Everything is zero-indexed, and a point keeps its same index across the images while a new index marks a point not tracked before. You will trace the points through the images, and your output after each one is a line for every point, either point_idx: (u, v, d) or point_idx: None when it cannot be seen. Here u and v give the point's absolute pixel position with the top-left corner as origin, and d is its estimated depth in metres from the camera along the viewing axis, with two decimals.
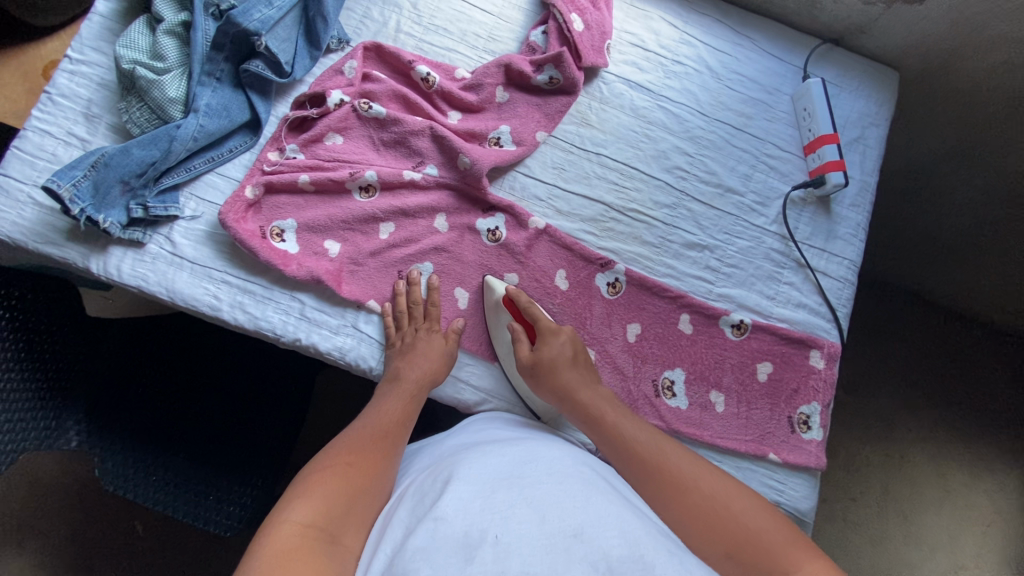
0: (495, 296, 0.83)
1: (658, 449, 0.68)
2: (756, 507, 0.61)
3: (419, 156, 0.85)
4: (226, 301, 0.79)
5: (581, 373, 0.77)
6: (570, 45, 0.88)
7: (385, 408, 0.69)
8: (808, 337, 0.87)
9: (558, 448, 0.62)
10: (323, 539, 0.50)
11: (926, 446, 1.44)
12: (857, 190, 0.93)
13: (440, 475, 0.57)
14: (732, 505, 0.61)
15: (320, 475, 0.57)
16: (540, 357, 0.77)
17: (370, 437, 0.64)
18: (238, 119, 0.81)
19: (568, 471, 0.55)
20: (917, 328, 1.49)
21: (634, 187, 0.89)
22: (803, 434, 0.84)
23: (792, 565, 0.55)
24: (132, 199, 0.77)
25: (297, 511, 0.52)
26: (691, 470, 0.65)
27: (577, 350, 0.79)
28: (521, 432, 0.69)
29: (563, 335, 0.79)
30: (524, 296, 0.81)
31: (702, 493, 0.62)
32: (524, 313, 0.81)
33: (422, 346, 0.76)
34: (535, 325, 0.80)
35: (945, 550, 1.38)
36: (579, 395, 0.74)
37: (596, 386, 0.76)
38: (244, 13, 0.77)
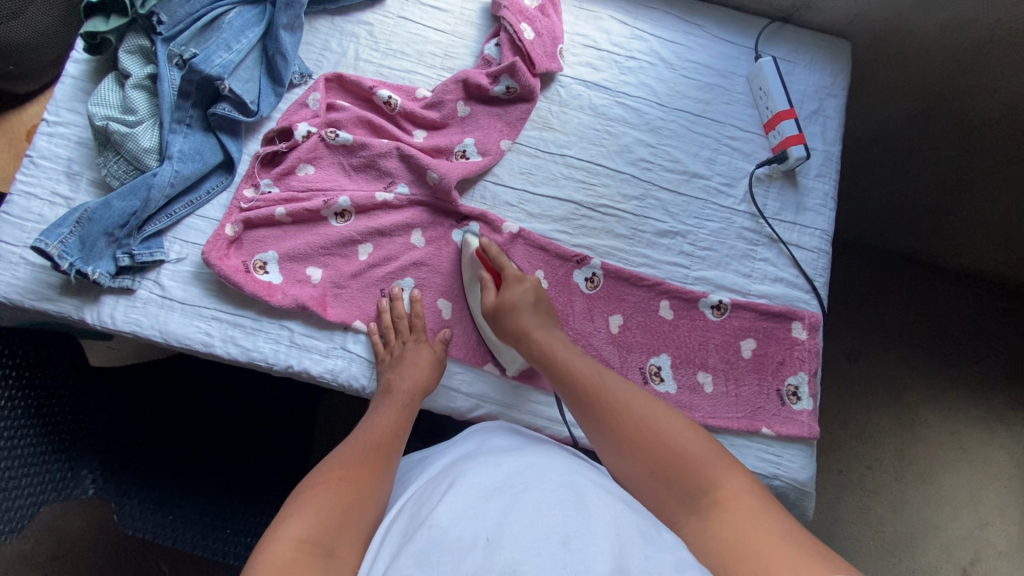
0: (471, 247, 0.85)
1: (600, 380, 0.70)
2: (689, 436, 0.63)
3: (389, 176, 0.88)
4: (218, 336, 0.82)
5: (537, 319, 0.79)
6: (524, 54, 0.91)
7: (377, 421, 0.71)
8: (788, 310, 0.88)
9: (556, 457, 0.63)
10: (318, 552, 0.51)
11: (933, 406, 1.44)
12: (821, 160, 0.95)
13: (438, 486, 0.58)
14: (664, 436, 0.63)
15: (312, 492, 0.58)
16: (502, 300, 0.79)
17: (363, 451, 0.65)
18: (212, 160, 0.84)
19: (564, 481, 0.55)
20: (911, 288, 1.49)
21: (601, 183, 0.92)
22: (794, 405, 0.85)
23: (706, 480, 0.58)
24: (118, 249, 0.80)
25: (292, 528, 0.53)
26: (628, 399, 0.68)
27: (539, 299, 0.81)
28: (522, 442, 0.70)
29: (526, 282, 0.81)
30: (493, 247, 0.84)
31: (636, 428, 0.64)
32: (491, 261, 0.84)
33: (411, 357, 0.79)
34: (502, 272, 0.83)
35: (965, 507, 1.38)
36: (534, 336, 0.77)
37: (553, 329, 0.79)
38: (205, 60, 0.81)
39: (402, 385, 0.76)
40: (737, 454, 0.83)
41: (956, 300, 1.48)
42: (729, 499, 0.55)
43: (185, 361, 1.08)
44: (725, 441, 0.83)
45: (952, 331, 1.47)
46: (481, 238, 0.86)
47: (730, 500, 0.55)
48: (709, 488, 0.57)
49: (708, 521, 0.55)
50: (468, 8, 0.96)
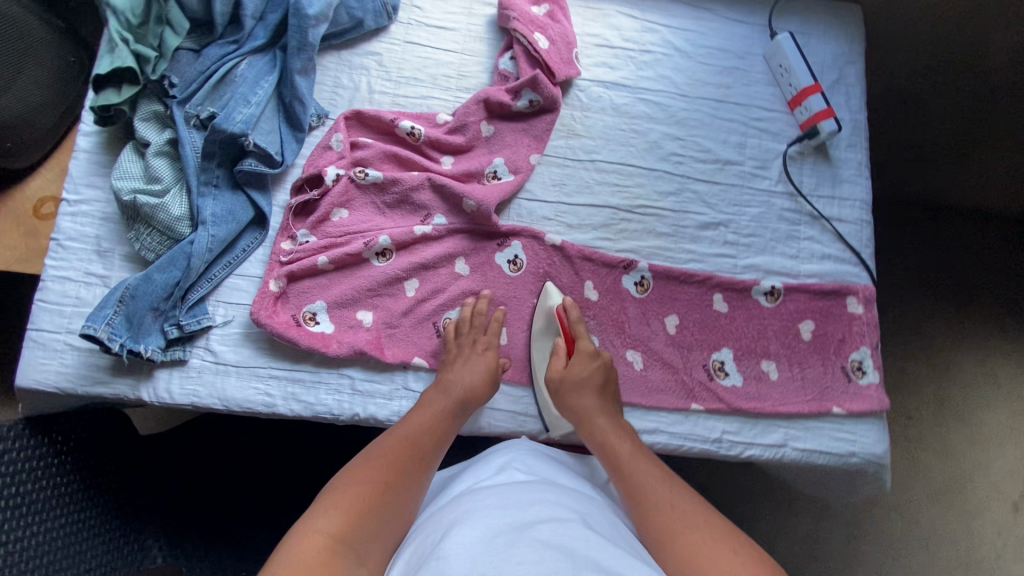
0: (550, 304, 0.85)
1: (667, 495, 0.63)
2: (769, 574, 0.55)
3: (424, 209, 0.87)
4: (279, 394, 0.81)
5: (603, 402, 0.76)
6: (540, 65, 0.90)
7: (423, 418, 0.71)
8: (841, 286, 0.88)
9: (570, 497, 0.61)
10: (347, 556, 0.53)
11: (970, 349, 1.45)
12: (850, 131, 0.94)
13: (447, 517, 0.57)
14: (740, 568, 0.55)
15: (349, 487, 0.59)
16: (569, 374, 0.77)
17: (405, 450, 0.65)
18: (245, 218, 0.82)
19: (577, 522, 0.54)
20: (937, 236, 1.49)
21: (635, 184, 0.90)
22: (860, 380, 0.85)
23: None
24: (165, 322, 0.79)
25: (325, 522, 0.54)
26: (696, 523, 0.60)
27: (606, 379, 0.78)
28: (536, 474, 0.68)
29: (598, 360, 0.79)
30: (572, 310, 0.83)
31: (702, 551, 0.56)
32: (568, 327, 0.82)
33: (476, 360, 0.78)
34: (576, 341, 0.81)
35: (1015, 444, 1.40)
36: (596, 420, 0.74)
37: (618, 419, 0.75)
38: (226, 118, 0.78)
39: (450, 396, 0.74)
40: (812, 437, 0.83)
41: (982, 241, 1.49)
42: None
43: (242, 419, 1.09)
44: (798, 426, 0.83)
45: (982, 274, 1.48)
46: (563, 296, 0.85)
47: None
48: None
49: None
50: (475, 24, 0.94)
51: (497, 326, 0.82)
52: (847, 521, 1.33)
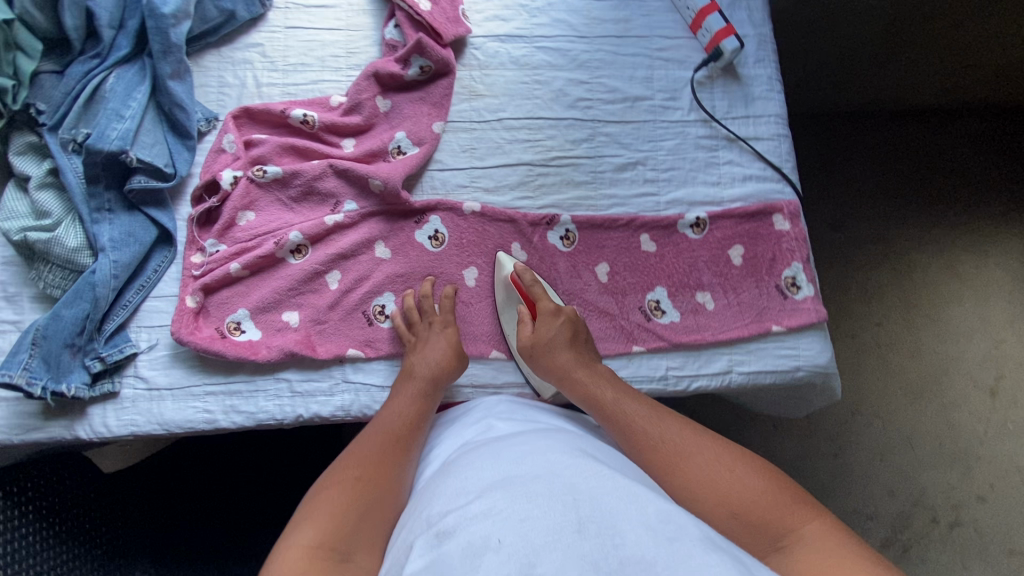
0: (505, 273, 0.83)
1: (659, 430, 0.63)
2: (752, 469, 0.58)
3: (332, 197, 0.84)
4: (219, 409, 0.79)
5: (578, 355, 0.75)
6: (426, 28, 0.86)
7: (396, 411, 0.69)
8: (765, 205, 0.87)
9: (561, 442, 0.60)
10: (332, 557, 0.49)
11: (925, 247, 1.46)
12: (755, 46, 0.91)
13: (441, 487, 0.54)
14: (730, 476, 0.57)
15: (327, 492, 0.56)
16: (538, 338, 0.76)
17: (383, 446, 0.63)
18: (147, 238, 0.79)
19: (572, 465, 0.53)
20: (874, 141, 1.50)
21: (546, 136, 0.88)
22: (796, 295, 0.85)
23: (791, 525, 0.52)
24: (86, 357, 0.77)
25: (303, 533, 0.51)
26: (687, 445, 0.61)
27: (574, 330, 0.77)
28: (523, 424, 0.67)
29: (563, 316, 0.77)
30: (526, 274, 0.81)
31: (697, 468, 0.58)
32: (525, 292, 0.80)
33: (430, 340, 0.77)
34: (536, 303, 0.79)
35: (978, 332, 1.42)
36: (576, 375, 0.73)
37: (593, 366, 0.74)
38: (100, 137, 0.75)
39: (420, 380, 0.73)
40: (756, 360, 0.83)
41: (920, 138, 1.50)
42: (812, 540, 0.51)
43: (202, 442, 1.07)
44: (740, 351, 0.83)
45: (924, 170, 1.49)
46: (516, 261, 0.84)
47: (814, 538, 0.51)
48: (789, 525, 0.53)
49: (797, 558, 0.50)
50: None
51: (448, 302, 0.81)
52: (830, 436, 1.36)
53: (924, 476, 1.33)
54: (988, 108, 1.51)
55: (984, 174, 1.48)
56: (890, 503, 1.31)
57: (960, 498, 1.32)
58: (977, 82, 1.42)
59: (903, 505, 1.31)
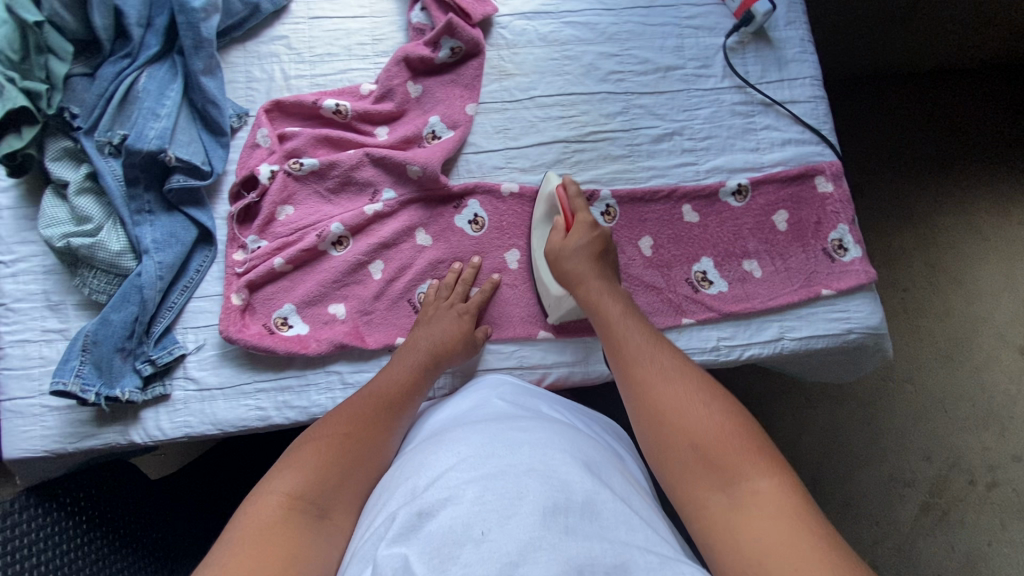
0: (549, 189, 0.81)
1: (651, 357, 0.60)
2: (729, 415, 0.53)
3: (370, 186, 0.83)
4: (271, 406, 0.79)
5: (597, 267, 0.73)
6: (453, 9, 0.85)
7: (392, 376, 0.68)
8: (807, 168, 0.85)
9: (555, 429, 0.58)
10: (307, 512, 0.51)
11: (949, 209, 1.45)
12: (785, 8, 0.90)
13: (428, 458, 0.53)
14: (701, 413, 0.53)
15: (312, 444, 0.57)
16: (562, 245, 0.75)
17: (374, 409, 0.62)
18: (189, 238, 0.78)
19: (567, 461, 0.52)
20: (893, 103, 1.48)
21: (580, 112, 0.87)
22: (844, 258, 0.84)
23: (742, 477, 0.48)
24: (136, 360, 0.76)
25: (285, 480, 0.52)
26: (672, 375, 0.57)
27: (604, 249, 0.76)
28: (521, 407, 0.65)
29: (597, 232, 0.76)
30: (570, 187, 0.79)
31: (667, 395, 0.56)
32: (565, 203, 0.79)
33: (443, 319, 0.76)
34: (574, 215, 0.77)
35: (1007, 292, 1.41)
36: (589, 283, 0.72)
37: (613, 283, 0.73)
38: (139, 137, 0.74)
39: (420, 353, 0.71)
40: (807, 325, 0.82)
41: (939, 98, 1.48)
42: (757, 498, 0.46)
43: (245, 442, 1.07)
44: (790, 317, 0.82)
45: (946, 130, 1.47)
46: (564, 178, 0.81)
47: (763, 496, 0.46)
48: (744, 472, 0.48)
49: (738, 508, 0.46)
50: None
51: (482, 296, 0.79)
52: (865, 402, 1.35)
53: (961, 438, 1.33)
54: (1004, 65, 1.50)
55: (1005, 131, 1.47)
56: (927, 467, 1.31)
57: (997, 459, 1.31)
58: (992, 38, 1.41)
59: (940, 468, 1.31)
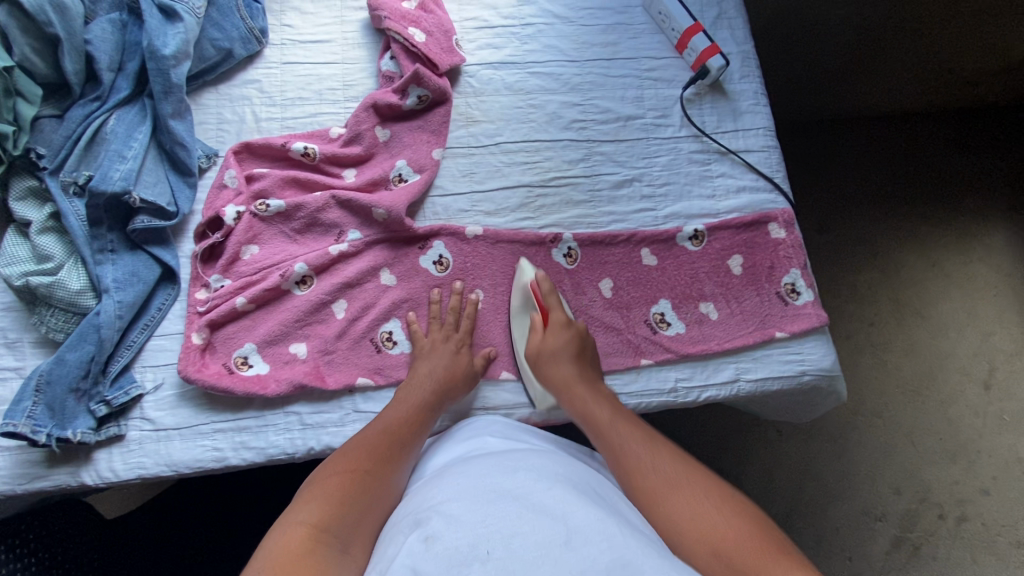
0: (523, 279, 0.84)
1: (647, 463, 0.62)
2: (732, 509, 0.55)
3: (336, 227, 0.84)
4: (228, 447, 0.78)
5: (580, 370, 0.76)
6: (422, 58, 0.88)
7: (397, 410, 0.71)
8: (760, 215, 0.89)
9: (550, 461, 0.62)
10: (331, 543, 0.52)
11: (911, 247, 1.50)
12: (740, 63, 0.95)
13: (432, 492, 0.56)
14: (705, 508, 0.55)
15: (331, 479, 0.58)
16: (544, 347, 0.78)
17: (383, 443, 0.65)
18: (151, 276, 0.79)
19: (563, 487, 0.55)
20: (854, 146, 1.55)
21: (544, 158, 0.90)
22: (796, 301, 0.86)
23: (764, 573, 0.48)
24: (91, 401, 0.75)
25: (306, 514, 0.54)
26: (672, 479, 0.59)
27: (582, 347, 0.79)
28: (512, 441, 0.69)
29: (573, 330, 0.80)
30: (544, 285, 0.83)
31: (670, 494, 0.58)
32: (541, 299, 0.82)
33: (442, 357, 0.77)
34: (549, 313, 0.81)
35: (969, 327, 1.45)
36: (575, 389, 0.74)
37: (597, 386, 0.76)
38: (103, 178, 0.75)
39: (426, 389, 0.74)
40: (762, 367, 0.84)
41: (897, 142, 1.55)
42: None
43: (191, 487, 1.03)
44: (746, 359, 0.84)
45: (904, 172, 1.54)
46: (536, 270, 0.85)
47: None
48: (765, 568, 0.48)
49: None
50: (349, 31, 0.92)
51: (469, 322, 0.82)
52: (832, 437, 1.37)
53: (927, 473, 1.34)
54: (959, 112, 1.57)
55: (960, 173, 1.53)
56: (896, 502, 1.32)
57: (964, 493, 1.33)
58: (946, 87, 1.48)
59: (909, 502, 1.32)
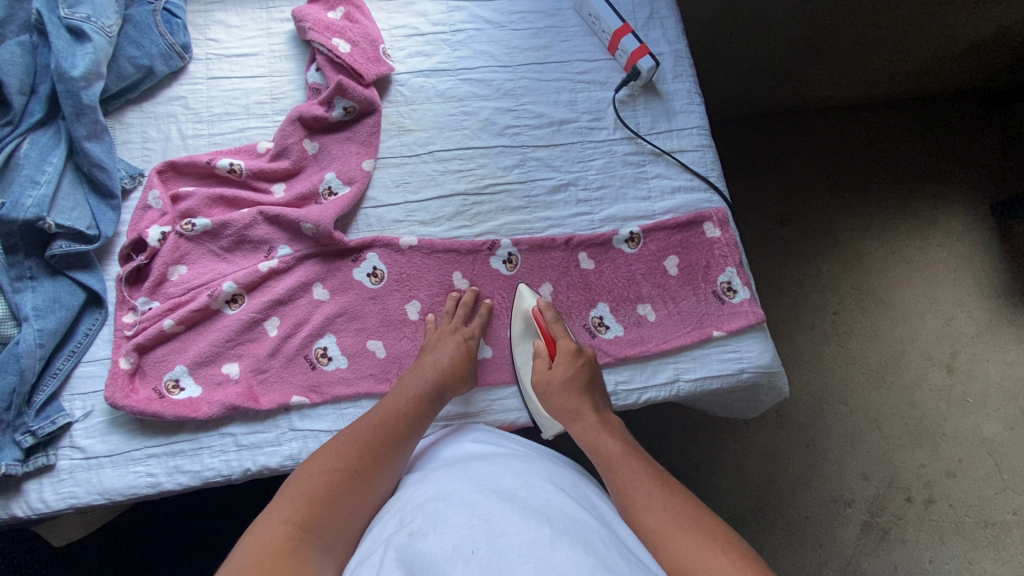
0: (525, 307, 0.83)
1: (656, 502, 0.58)
2: (751, 572, 0.50)
3: (265, 244, 0.83)
4: (162, 472, 0.75)
5: (588, 401, 0.73)
6: (347, 69, 0.87)
7: (398, 401, 0.70)
8: (694, 215, 0.89)
9: (537, 467, 0.62)
10: (312, 543, 0.53)
11: (873, 237, 1.49)
12: (672, 62, 0.95)
13: (416, 493, 0.56)
14: (713, 554, 0.51)
15: (319, 476, 0.59)
16: (551, 376, 0.76)
17: (377, 439, 0.64)
18: (75, 302, 0.77)
19: (551, 492, 0.56)
20: (812, 136, 1.54)
21: (478, 165, 0.89)
22: (733, 300, 0.87)
23: None
24: (16, 432, 0.72)
25: (294, 510, 0.55)
26: (679, 525, 0.55)
27: (591, 377, 0.76)
28: (495, 446, 0.68)
29: (582, 359, 0.77)
30: (548, 312, 0.81)
31: (683, 550, 0.53)
32: (545, 327, 0.80)
33: (451, 346, 0.77)
34: (556, 342, 0.78)
35: (931, 312, 1.44)
36: (585, 418, 0.71)
37: (605, 416, 0.72)
38: (14, 206, 0.73)
39: (426, 379, 0.72)
40: (701, 366, 0.84)
41: (854, 130, 1.54)
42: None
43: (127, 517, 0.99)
44: (686, 359, 0.84)
45: (863, 160, 1.53)
46: (541, 294, 0.84)
47: None
48: None
49: None
50: (276, 43, 0.92)
51: (482, 320, 0.82)
52: (801, 427, 1.36)
53: (893, 457, 1.34)
54: (920, 98, 1.55)
55: (918, 158, 1.52)
56: (864, 487, 1.31)
57: (930, 475, 1.33)
58: (900, 76, 1.47)
59: (877, 487, 1.32)
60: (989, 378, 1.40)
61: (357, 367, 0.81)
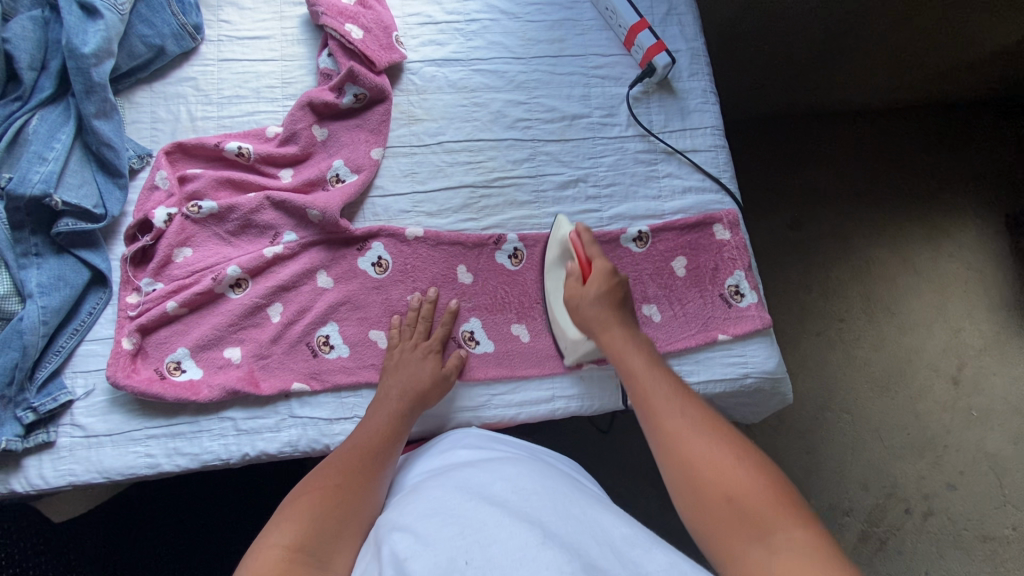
0: (562, 233, 0.81)
1: (673, 409, 0.60)
2: (762, 473, 0.53)
3: (271, 229, 0.83)
4: (161, 453, 0.76)
5: (619, 313, 0.72)
6: (359, 56, 0.87)
7: (374, 423, 0.69)
8: (704, 216, 0.88)
9: (528, 467, 0.62)
10: (308, 562, 0.52)
11: (883, 245, 1.47)
12: (688, 60, 0.94)
13: (407, 508, 0.55)
14: (723, 457, 0.55)
15: (304, 501, 0.58)
16: (579, 292, 0.74)
17: (356, 462, 0.63)
18: (79, 281, 0.77)
19: (541, 492, 0.55)
20: (827, 140, 1.52)
21: (487, 158, 0.88)
22: (740, 304, 0.86)
23: (771, 528, 0.49)
24: (17, 408, 0.72)
25: (284, 533, 0.54)
26: (694, 429, 0.58)
27: (623, 295, 0.74)
28: (486, 450, 0.68)
29: (614, 279, 0.75)
30: (586, 234, 0.78)
31: (695, 452, 0.56)
32: (579, 249, 0.77)
33: (410, 363, 0.75)
34: (590, 263, 0.76)
35: (939, 324, 1.42)
36: (611, 328, 0.71)
37: (631, 329, 0.72)
38: (21, 181, 0.73)
39: (396, 399, 0.72)
40: (704, 370, 0.83)
41: (870, 135, 1.52)
42: (793, 546, 0.47)
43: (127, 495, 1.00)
44: (689, 362, 0.83)
45: (877, 166, 1.50)
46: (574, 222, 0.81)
47: (791, 541, 0.48)
48: (777, 525, 0.49)
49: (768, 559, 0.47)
50: (288, 27, 0.91)
51: (444, 326, 0.80)
52: (803, 434, 1.34)
53: (894, 468, 1.33)
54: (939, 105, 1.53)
55: (933, 166, 1.50)
56: (863, 497, 1.30)
57: (930, 488, 1.32)
58: (920, 82, 1.45)
59: (876, 496, 1.31)
60: (995, 393, 1.38)
61: (358, 356, 0.81)
